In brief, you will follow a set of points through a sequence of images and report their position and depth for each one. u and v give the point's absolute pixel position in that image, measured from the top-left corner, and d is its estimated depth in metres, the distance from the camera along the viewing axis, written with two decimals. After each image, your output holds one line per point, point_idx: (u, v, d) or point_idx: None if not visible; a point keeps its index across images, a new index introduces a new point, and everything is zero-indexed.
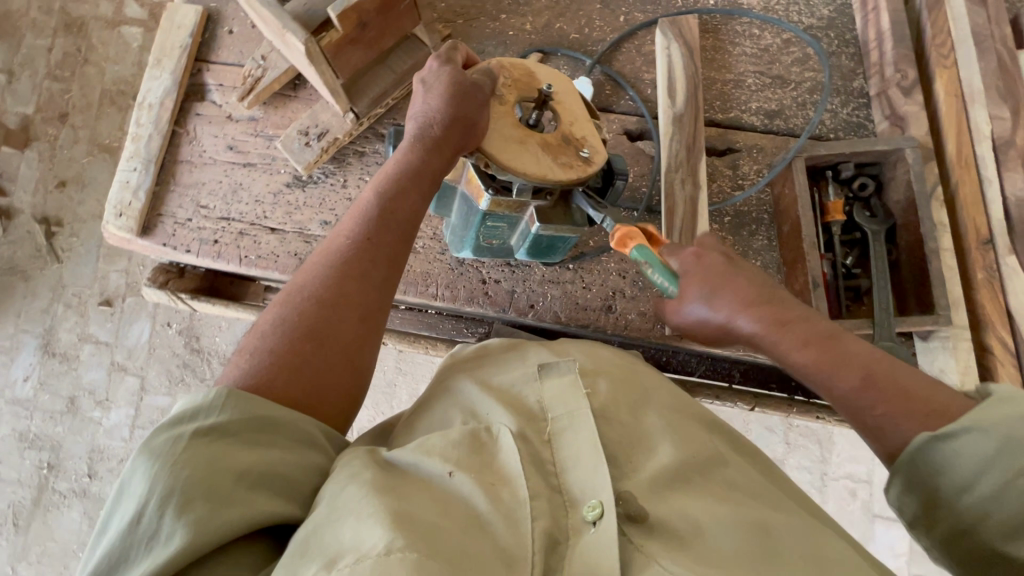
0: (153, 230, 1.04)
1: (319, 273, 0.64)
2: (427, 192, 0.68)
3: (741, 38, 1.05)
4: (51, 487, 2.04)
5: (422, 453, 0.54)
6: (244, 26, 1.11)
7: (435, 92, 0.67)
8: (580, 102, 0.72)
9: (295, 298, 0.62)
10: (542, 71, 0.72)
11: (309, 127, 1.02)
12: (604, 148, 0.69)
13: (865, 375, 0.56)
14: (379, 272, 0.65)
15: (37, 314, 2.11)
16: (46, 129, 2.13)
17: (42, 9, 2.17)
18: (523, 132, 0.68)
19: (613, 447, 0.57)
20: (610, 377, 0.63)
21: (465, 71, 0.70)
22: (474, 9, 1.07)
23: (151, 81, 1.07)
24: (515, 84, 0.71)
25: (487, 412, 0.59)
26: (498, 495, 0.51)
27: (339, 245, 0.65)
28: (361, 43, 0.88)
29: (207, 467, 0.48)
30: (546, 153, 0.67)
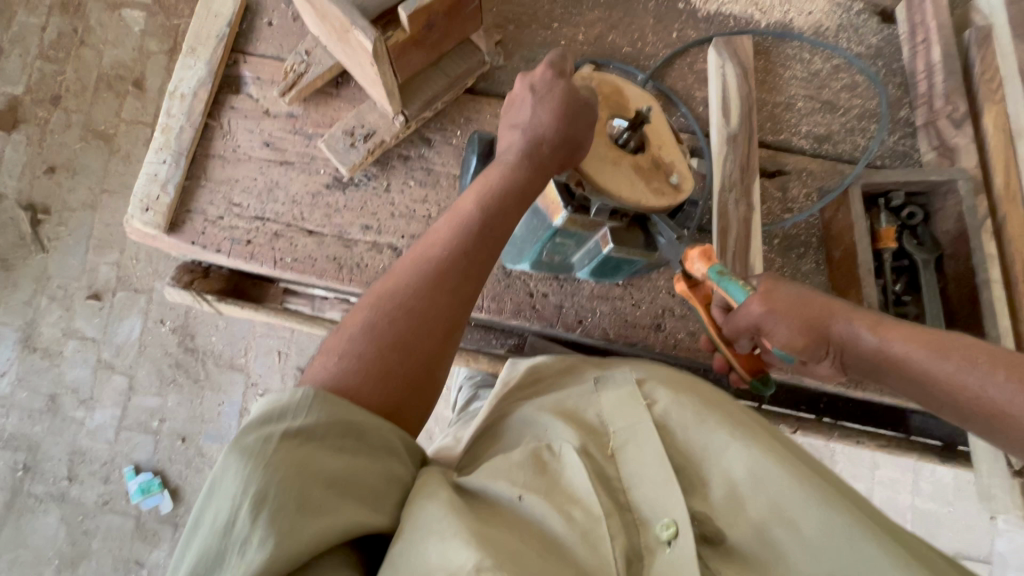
0: (181, 227, 0.99)
1: (410, 278, 0.61)
2: (524, 209, 0.67)
3: (791, 62, 1.05)
4: (26, 490, 1.93)
5: (492, 478, 0.52)
6: (285, 18, 1.06)
7: (548, 105, 0.66)
8: (666, 125, 0.72)
9: (385, 302, 0.59)
10: (630, 88, 0.73)
11: (355, 127, 0.98)
12: (691, 174, 0.70)
13: (965, 355, 0.56)
14: (469, 288, 0.63)
15: (18, 306, 1.99)
16: (36, 111, 2.03)
17: None
18: (617, 154, 0.68)
19: (677, 457, 0.56)
20: (666, 381, 0.60)
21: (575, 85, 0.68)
22: (526, 17, 1.06)
23: (184, 69, 1.02)
24: (606, 100, 0.70)
25: (548, 430, 0.57)
26: (570, 514, 0.49)
27: (432, 252, 0.62)
28: (425, 44, 0.85)
29: (301, 470, 0.45)
30: (639, 180, 0.67)
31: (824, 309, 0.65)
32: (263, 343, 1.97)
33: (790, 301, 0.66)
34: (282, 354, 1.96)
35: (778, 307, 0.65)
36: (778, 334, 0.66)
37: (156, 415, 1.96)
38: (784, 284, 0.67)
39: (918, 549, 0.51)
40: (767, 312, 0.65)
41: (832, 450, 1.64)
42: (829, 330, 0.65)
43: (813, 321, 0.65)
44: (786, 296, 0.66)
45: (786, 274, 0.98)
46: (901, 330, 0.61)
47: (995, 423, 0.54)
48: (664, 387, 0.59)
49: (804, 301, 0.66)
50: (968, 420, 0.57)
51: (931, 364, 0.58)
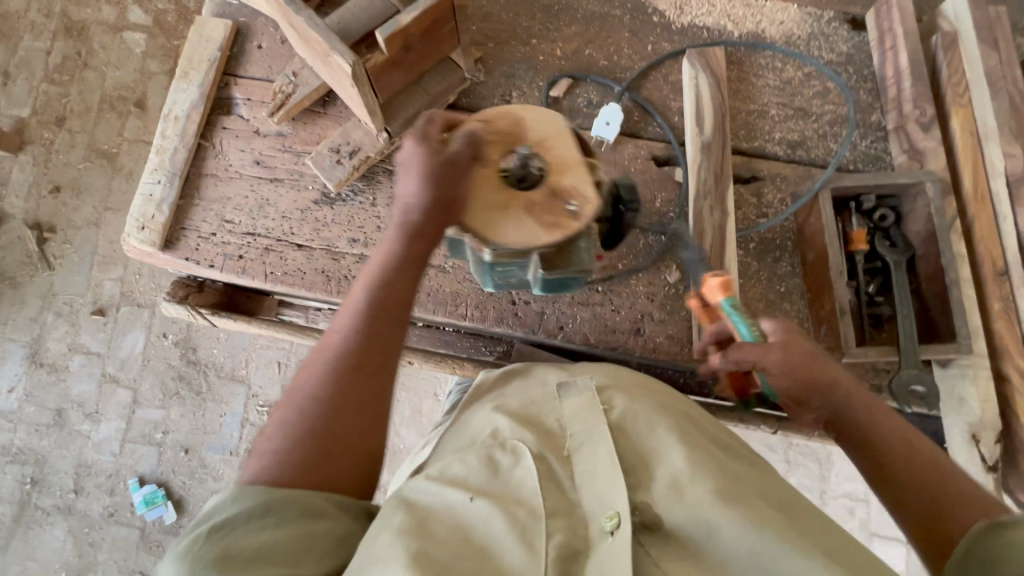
0: (176, 244, 1.03)
1: (318, 369, 0.63)
2: (418, 273, 0.68)
3: (764, 70, 1.08)
4: (34, 504, 1.97)
5: (445, 483, 0.57)
6: (273, 41, 1.10)
7: (411, 175, 0.65)
8: (566, 146, 0.68)
9: (296, 401, 0.61)
10: (521, 116, 0.70)
11: (341, 145, 1.02)
12: (595, 195, 0.66)
13: (932, 458, 0.62)
14: (376, 361, 0.64)
15: (25, 323, 2.05)
16: (42, 132, 2.09)
17: (42, 11, 2.13)
18: (504, 191, 0.66)
19: (628, 457, 0.60)
20: (623, 391, 0.66)
21: (438, 142, 0.66)
22: (505, 33, 1.10)
23: (177, 93, 1.06)
24: (495, 140, 0.68)
25: (507, 433, 0.62)
26: (515, 513, 0.54)
27: (335, 339, 0.64)
28: (403, 65, 0.89)
29: (222, 558, 0.51)
30: (527, 218, 0.65)
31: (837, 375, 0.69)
32: (262, 355, 2.00)
33: (802, 354, 0.69)
34: (282, 365, 1.99)
35: (797, 357, 0.68)
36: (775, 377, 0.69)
37: (159, 427, 1.99)
38: (805, 341, 0.70)
39: (840, 548, 0.54)
40: (787, 359, 0.67)
41: (828, 451, 1.65)
42: (829, 387, 0.68)
43: (820, 377, 0.68)
44: (801, 347, 0.69)
45: (763, 277, 1.00)
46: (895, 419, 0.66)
47: (907, 500, 0.61)
48: (620, 394, 0.66)
49: (819, 362, 0.69)
50: (883, 491, 0.63)
51: (903, 446, 0.63)
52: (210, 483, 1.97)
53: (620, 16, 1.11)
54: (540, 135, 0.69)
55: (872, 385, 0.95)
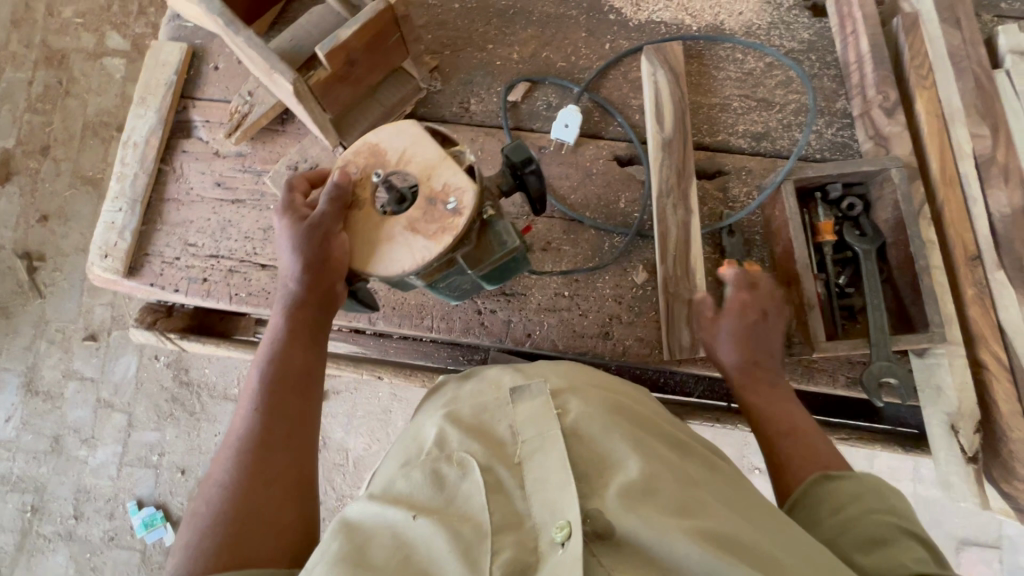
0: (140, 270, 1.03)
1: (232, 449, 0.66)
2: (311, 338, 0.74)
3: (725, 63, 1.06)
4: (36, 531, 1.98)
5: (389, 502, 0.56)
6: (230, 61, 1.10)
7: (285, 248, 0.72)
8: (427, 146, 0.70)
9: (214, 483, 0.64)
10: (377, 137, 0.72)
11: (298, 162, 1.01)
12: (469, 182, 0.68)
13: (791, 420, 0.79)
14: (283, 425, 0.68)
15: (20, 352, 2.06)
16: (28, 162, 2.11)
17: (23, 42, 2.15)
18: (381, 217, 0.70)
19: (581, 462, 0.57)
20: (581, 395, 0.64)
21: (304, 211, 0.74)
22: (461, 40, 1.09)
23: (136, 119, 1.07)
24: (364, 173, 0.71)
25: (454, 444, 0.60)
26: (459, 529, 0.52)
27: (243, 417, 0.68)
28: (350, 80, 0.89)
29: None
30: (413, 237, 0.68)
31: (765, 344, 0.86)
32: None
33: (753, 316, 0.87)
34: None
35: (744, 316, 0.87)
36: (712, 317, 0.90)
37: (155, 449, 2.00)
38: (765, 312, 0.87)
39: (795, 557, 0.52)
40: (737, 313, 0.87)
41: None
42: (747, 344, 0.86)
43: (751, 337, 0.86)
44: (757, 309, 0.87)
45: None
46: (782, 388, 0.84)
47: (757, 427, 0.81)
48: (576, 399, 0.63)
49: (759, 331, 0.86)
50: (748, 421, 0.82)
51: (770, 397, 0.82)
52: None
53: (577, 15, 1.09)
54: (398, 152, 0.71)
55: (848, 378, 0.94)
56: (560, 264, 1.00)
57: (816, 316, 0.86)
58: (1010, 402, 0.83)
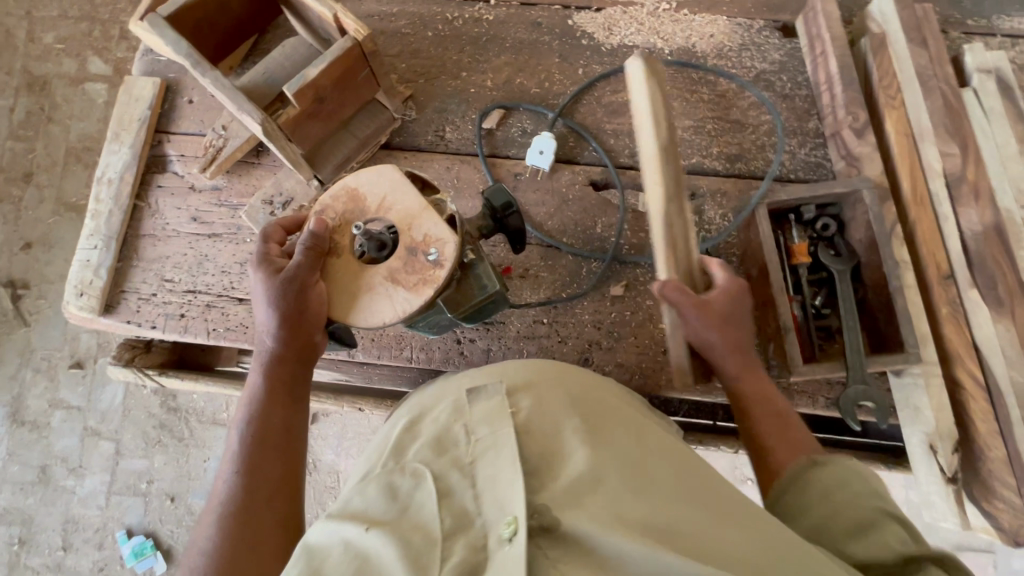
0: (116, 308, 1.02)
1: (217, 514, 0.67)
2: (290, 394, 0.75)
3: (697, 85, 1.07)
4: (24, 564, 1.95)
5: (346, 518, 0.54)
6: (204, 94, 1.09)
7: (259, 304, 0.72)
8: (411, 194, 0.72)
9: (200, 552, 0.65)
10: (359, 182, 0.73)
11: (273, 196, 1.01)
12: (451, 233, 0.70)
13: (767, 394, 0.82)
14: (268, 484, 0.69)
15: (5, 382, 2.04)
16: (10, 190, 2.09)
17: (4, 69, 2.14)
18: (361, 267, 0.71)
19: (533, 461, 0.56)
20: (535, 394, 0.64)
21: (279, 263, 0.73)
22: (435, 68, 1.09)
23: (110, 155, 1.06)
24: (343, 220, 0.73)
25: (409, 455, 0.59)
26: (408, 539, 0.50)
27: (226, 480, 0.69)
28: (321, 116, 0.89)
29: None
30: (393, 287, 0.70)
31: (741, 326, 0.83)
32: None
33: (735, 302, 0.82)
34: None
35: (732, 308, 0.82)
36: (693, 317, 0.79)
37: (144, 477, 1.98)
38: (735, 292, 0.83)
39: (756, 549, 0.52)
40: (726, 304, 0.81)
41: None
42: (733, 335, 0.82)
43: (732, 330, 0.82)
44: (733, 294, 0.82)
45: None
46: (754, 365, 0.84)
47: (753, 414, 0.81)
48: (530, 398, 0.63)
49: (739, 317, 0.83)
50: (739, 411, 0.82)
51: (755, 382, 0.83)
52: None
53: (549, 40, 1.10)
54: (377, 198, 0.72)
55: (827, 399, 0.95)
56: (538, 291, 1.00)
57: (793, 340, 0.86)
58: (988, 422, 0.83)
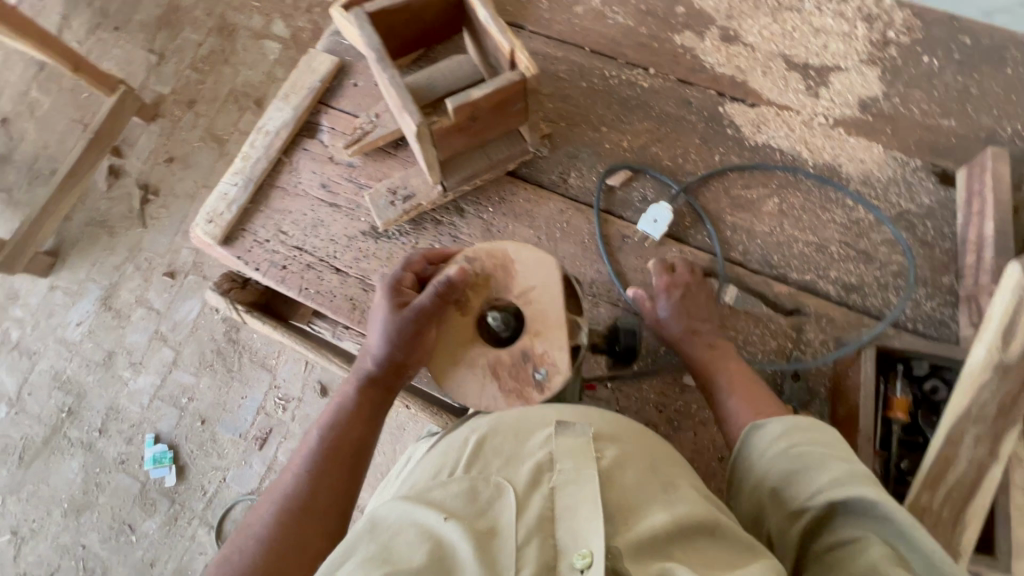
0: (233, 242, 1.13)
1: (275, 508, 0.70)
2: (371, 415, 0.78)
3: (832, 206, 1.04)
4: (63, 432, 2.13)
5: (420, 503, 0.54)
6: (368, 82, 1.20)
7: (375, 326, 0.77)
8: (557, 301, 0.77)
9: (249, 538, 0.68)
10: (516, 258, 0.78)
11: (398, 188, 1.08)
12: (566, 364, 0.74)
13: (745, 397, 0.85)
14: (324, 497, 0.71)
15: (110, 269, 2.27)
16: (173, 109, 2.37)
17: (206, 11, 2.45)
18: (473, 340, 0.76)
19: (611, 506, 0.55)
20: (618, 445, 0.63)
21: (409, 296, 0.77)
22: (579, 116, 1.13)
23: (274, 111, 1.18)
24: (481, 287, 0.78)
25: (488, 464, 0.59)
26: (484, 543, 0.50)
27: (290, 479, 0.72)
28: (467, 132, 0.95)
29: None
30: (493, 379, 0.74)
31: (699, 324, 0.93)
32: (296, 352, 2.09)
33: (690, 299, 0.94)
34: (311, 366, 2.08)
35: (685, 304, 0.93)
36: (663, 312, 0.94)
37: (187, 392, 2.12)
38: (690, 291, 0.95)
39: None
40: (669, 303, 0.93)
41: None
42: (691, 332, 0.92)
43: (693, 321, 0.92)
44: (694, 294, 0.95)
45: None
46: (736, 376, 0.88)
47: (744, 408, 0.84)
48: (614, 447, 0.62)
49: (699, 308, 0.94)
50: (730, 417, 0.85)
51: (727, 392, 0.86)
52: (215, 459, 2.06)
53: (694, 121, 1.12)
54: (524, 286, 0.77)
55: None
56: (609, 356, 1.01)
57: None
58: None
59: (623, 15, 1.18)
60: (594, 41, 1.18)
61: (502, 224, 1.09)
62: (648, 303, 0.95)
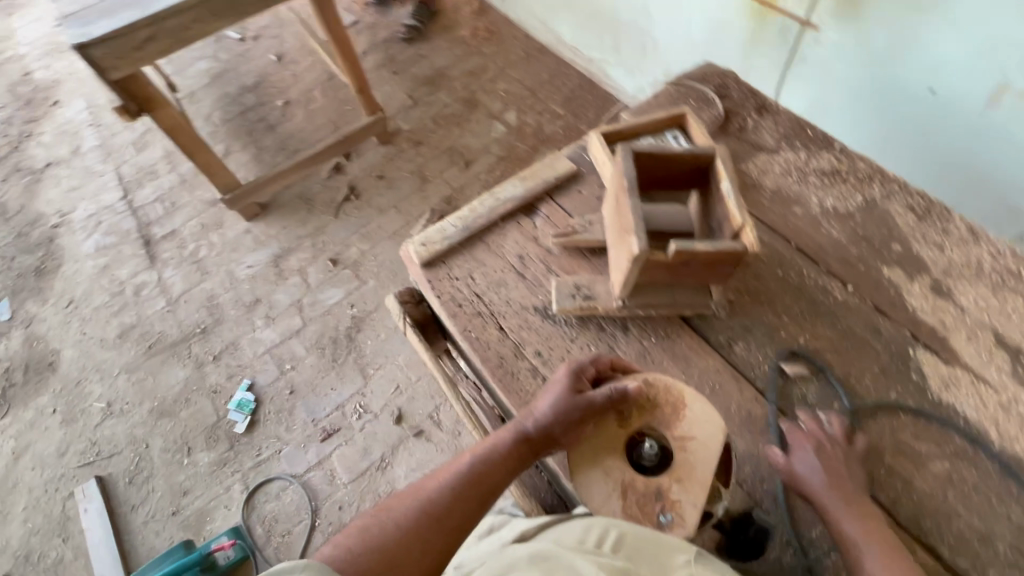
0: (430, 269, 1.32)
1: (422, 501, 0.89)
2: (511, 468, 0.95)
3: (1011, 501, 0.97)
4: (190, 344, 2.58)
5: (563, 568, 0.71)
6: (591, 194, 1.39)
7: (550, 398, 0.95)
8: (709, 461, 0.89)
9: (396, 514, 0.87)
10: (685, 406, 0.93)
11: (582, 286, 1.21)
12: (690, 520, 0.85)
13: (892, 560, 0.87)
14: (456, 516, 0.89)
15: (293, 238, 2.85)
16: (402, 145, 3.11)
17: (458, 98, 3.27)
18: (620, 452, 0.92)
19: None
20: None
21: (584, 389, 0.96)
22: (766, 297, 1.20)
23: (509, 185, 1.41)
24: (644, 412, 0.94)
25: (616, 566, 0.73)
26: None
27: (440, 485, 0.92)
28: (672, 271, 1.09)
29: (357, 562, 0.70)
30: (623, 496, 0.88)
31: (835, 482, 0.94)
32: (392, 371, 2.43)
33: (824, 456, 0.96)
34: (398, 388, 2.39)
35: (824, 463, 0.95)
36: (808, 467, 0.95)
37: (293, 358, 2.50)
38: (824, 448, 0.97)
39: None
40: (810, 459, 0.96)
41: None
42: (831, 488, 0.93)
43: (833, 480, 0.94)
44: (830, 452, 0.97)
45: None
46: (878, 536, 0.89)
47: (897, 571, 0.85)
48: None
49: (834, 466, 0.95)
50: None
51: (877, 555, 0.87)
52: (282, 429, 2.34)
53: (879, 349, 1.12)
54: (683, 433, 0.91)
55: None
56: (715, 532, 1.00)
57: None
58: None
59: (839, 231, 1.27)
60: (804, 240, 1.27)
61: (658, 358, 1.15)
62: (783, 458, 0.97)
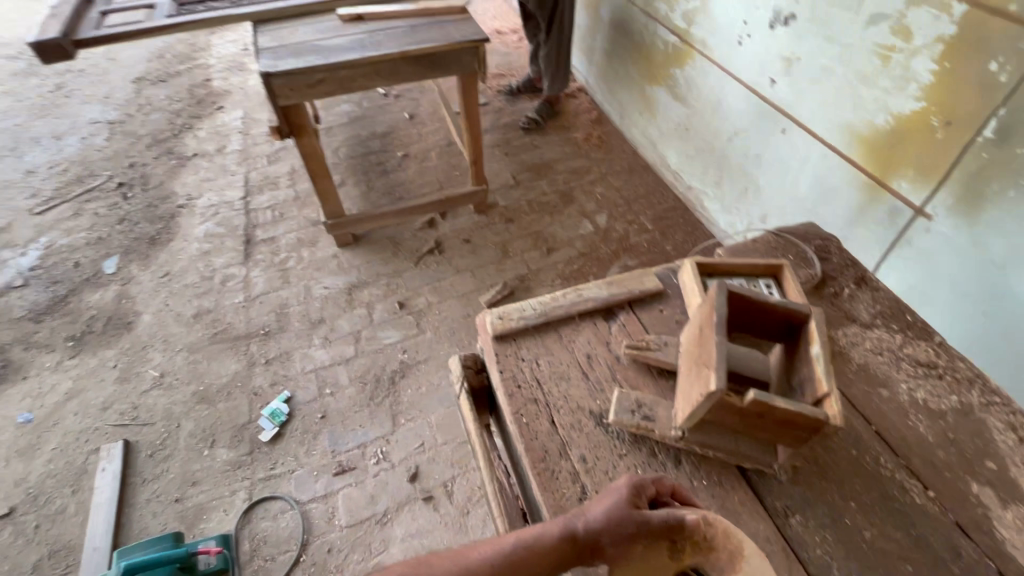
0: (500, 343, 1.36)
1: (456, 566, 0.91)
2: (547, 566, 0.91)
3: None
4: (250, 343, 2.72)
5: None
6: (671, 316, 1.41)
7: (605, 505, 0.94)
8: None
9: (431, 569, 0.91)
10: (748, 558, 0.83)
11: (644, 404, 1.19)
12: None
13: None
14: None
15: (372, 274, 3.03)
16: (494, 219, 3.30)
17: (557, 190, 3.48)
18: None
19: None
20: None
21: (641, 507, 0.93)
22: (834, 474, 1.13)
23: (594, 285, 1.45)
24: (698, 549, 0.88)
25: None
26: None
27: (477, 556, 0.93)
28: (743, 417, 1.05)
29: None
30: None
31: None
32: (422, 426, 2.43)
33: None
34: (421, 446, 2.36)
35: None
36: None
37: (335, 384, 2.57)
38: None
39: None
40: None
41: None
42: None
43: None
44: None
45: None
46: None
47: None
48: None
49: None
50: None
51: None
52: (301, 450, 2.36)
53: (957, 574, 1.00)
54: None
55: None
56: None
57: None
58: None
59: (926, 428, 1.20)
60: (885, 427, 1.20)
61: (706, 504, 1.08)
62: None
